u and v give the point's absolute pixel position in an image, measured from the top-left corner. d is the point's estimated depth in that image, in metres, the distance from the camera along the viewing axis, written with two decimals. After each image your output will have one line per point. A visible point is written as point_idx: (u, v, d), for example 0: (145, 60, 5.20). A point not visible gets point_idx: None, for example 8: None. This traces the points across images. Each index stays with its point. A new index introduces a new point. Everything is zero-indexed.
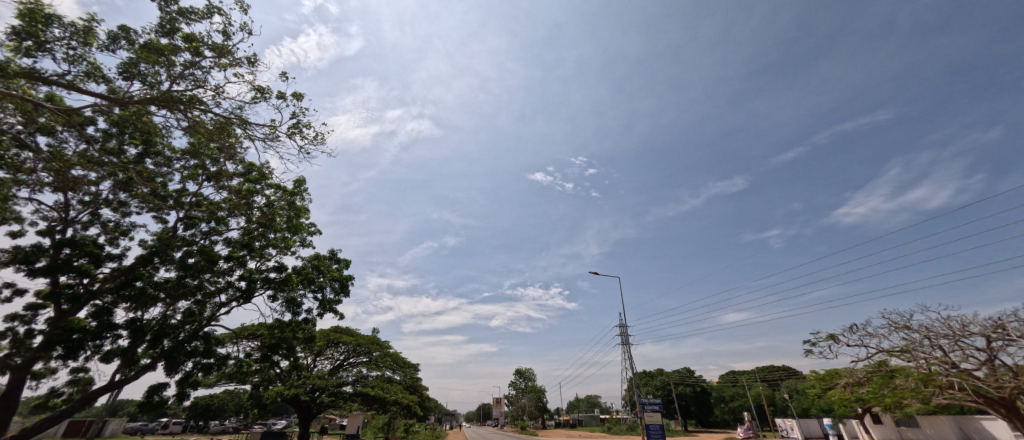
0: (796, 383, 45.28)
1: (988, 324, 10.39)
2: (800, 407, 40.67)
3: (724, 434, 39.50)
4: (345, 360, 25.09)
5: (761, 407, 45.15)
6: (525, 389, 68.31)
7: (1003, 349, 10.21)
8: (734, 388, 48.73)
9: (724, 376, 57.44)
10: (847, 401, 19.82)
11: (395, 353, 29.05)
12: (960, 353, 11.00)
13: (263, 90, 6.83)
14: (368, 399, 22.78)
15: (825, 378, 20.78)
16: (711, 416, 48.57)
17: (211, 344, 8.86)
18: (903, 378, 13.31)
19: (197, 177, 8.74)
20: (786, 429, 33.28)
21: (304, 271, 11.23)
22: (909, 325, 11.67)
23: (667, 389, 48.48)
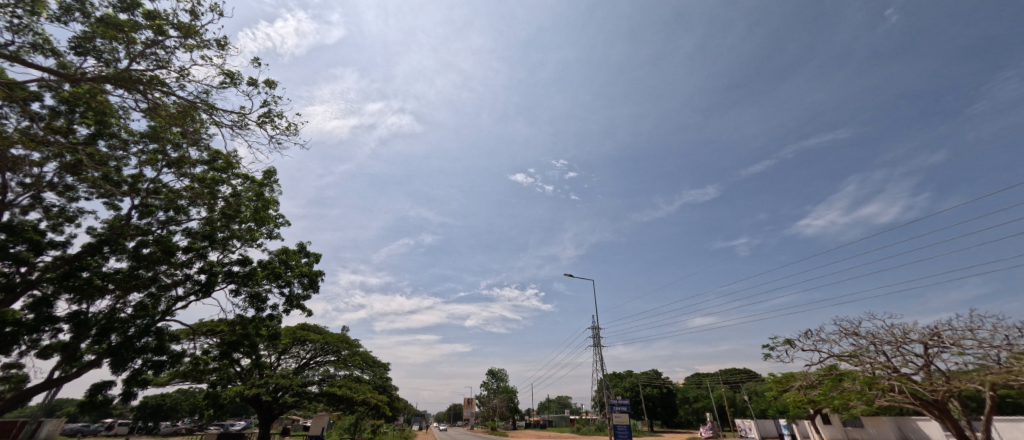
0: (756, 385, 47.53)
1: (925, 332, 11.25)
2: (759, 408, 42.71)
3: (687, 434, 41.00)
4: (312, 359, 24.32)
5: (722, 408, 47.15)
6: (498, 390, 68.34)
7: (938, 356, 11.08)
8: (698, 389, 50.69)
9: (689, 379, 59.62)
10: (799, 402, 21.07)
11: (364, 352, 28.45)
12: (901, 359, 11.86)
13: (232, 75, 6.54)
14: (335, 399, 22.23)
15: (782, 381, 21.93)
16: (675, 416, 50.09)
17: (164, 340, 8.37)
18: (849, 382, 14.15)
19: (156, 162, 8.26)
20: (745, 429, 34.89)
21: (271, 265, 10.80)
22: (857, 332, 12.50)
23: (634, 390, 50.04)
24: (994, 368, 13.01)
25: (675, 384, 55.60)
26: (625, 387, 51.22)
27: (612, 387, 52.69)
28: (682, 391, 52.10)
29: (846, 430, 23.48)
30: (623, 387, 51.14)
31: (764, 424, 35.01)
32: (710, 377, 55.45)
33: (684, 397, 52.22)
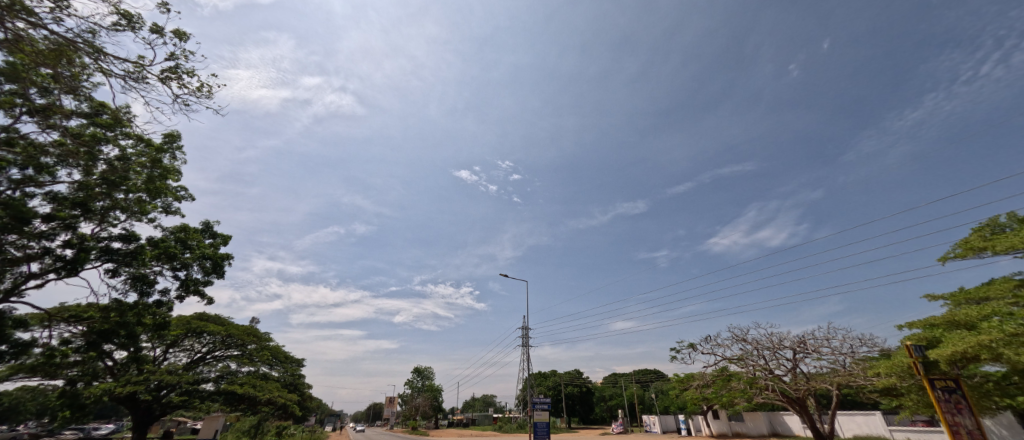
0: (663, 385, 52.18)
1: (795, 339, 13.26)
2: (664, 405, 46.80)
3: (600, 430, 43.66)
4: (208, 353, 21.70)
5: (633, 405, 50.99)
6: (422, 388, 66.76)
7: (802, 360, 13.14)
8: (613, 388, 54.28)
9: (607, 378, 63.57)
10: (695, 398, 23.48)
11: (275, 347, 26.13)
12: (775, 361, 13.86)
13: (129, 16, 5.62)
14: (233, 398, 20.08)
15: (683, 380, 24.38)
16: (591, 413, 52.87)
17: (4, 327, 6.93)
18: (736, 382, 16.12)
19: (11, 106, 6.79)
20: (649, 424, 38.26)
21: (164, 244, 9.48)
22: (744, 337, 14.36)
23: (556, 389, 52.01)
24: (841, 369, 15.78)
25: (594, 383, 58.94)
26: (547, 386, 53.05)
27: (536, 386, 54.29)
28: (600, 390, 55.38)
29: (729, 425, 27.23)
30: (546, 386, 52.95)
31: (666, 419, 38.58)
32: (624, 377, 59.66)
33: (600, 395, 55.50)
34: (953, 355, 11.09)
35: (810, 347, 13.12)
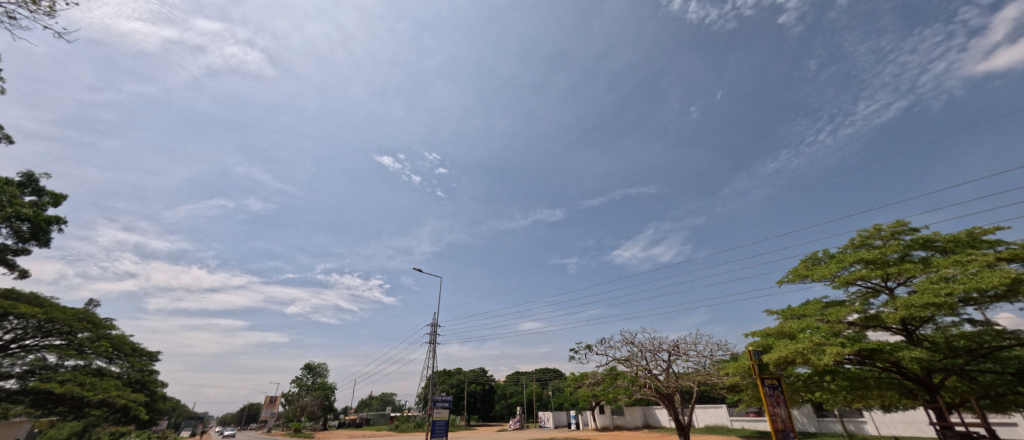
0: (560, 383, 55.85)
1: (671, 343, 15.36)
2: (559, 402, 50.00)
3: (497, 427, 44.91)
4: (17, 342, 17.29)
5: (530, 403, 53.56)
6: (313, 386, 61.47)
7: (674, 361, 15.25)
8: (514, 386, 56.36)
9: (509, 376, 65.76)
10: (586, 395, 25.58)
11: (119, 337, 21.97)
12: (654, 362, 15.85)
13: None
14: (49, 399, 16.45)
15: (577, 379, 26.38)
16: (491, 411, 54.00)
17: None
18: (622, 379, 18.47)
19: None
20: (543, 420, 40.71)
21: None
22: (632, 341, 16.14)
23: (459, 387, 52.10)
24: (701, 370, 18.30)
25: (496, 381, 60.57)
26: (450, 384, 52.82)
27: (439, 383, 53.73)
28: (500, 388, 56.98)
29: (612, 419, 33.35)
30: (449, 384, 52.74)
31: (559, 415, 41.32)
32: (525, 376, 62.37)
33: (501, 393, 57.12)
34: (784, 358, 13.93)
35: (681, 351, 15.57)
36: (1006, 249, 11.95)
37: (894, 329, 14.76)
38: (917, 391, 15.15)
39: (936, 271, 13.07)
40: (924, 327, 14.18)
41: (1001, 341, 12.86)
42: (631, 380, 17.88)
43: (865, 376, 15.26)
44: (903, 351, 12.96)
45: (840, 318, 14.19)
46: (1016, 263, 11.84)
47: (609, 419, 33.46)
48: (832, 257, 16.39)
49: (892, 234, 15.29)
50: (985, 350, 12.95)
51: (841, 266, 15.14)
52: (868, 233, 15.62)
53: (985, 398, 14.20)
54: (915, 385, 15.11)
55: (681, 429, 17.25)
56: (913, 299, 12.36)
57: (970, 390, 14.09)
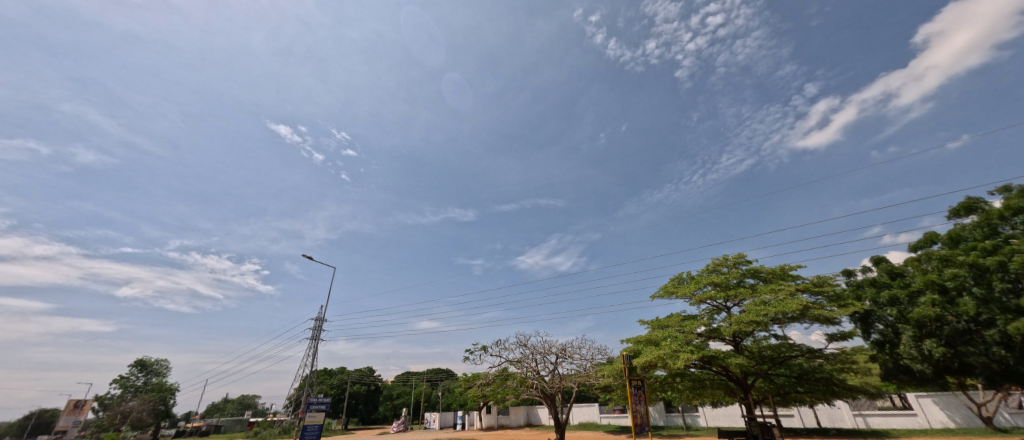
0: (450, 383, 56.22)
1: (558, 347, 17.06)
2: (447, 402, 50.50)
3: (377, 430, 43.36)
4: None
5: (418, 403, 53.07)
6: None
7: (559, 363, 16.93)
8: (402, 387, 55.18)
9: (399, 376, 64.27)
10: (475, 396, 26.50)
11: None
12: (542, 364, 17.37)
13: None
14: None
15: (469, 380, 27.19)
16: (373, 413, 51.79)
17: None
18: (511, 380, 20.23)
19: None
20: (429, 421, 41.07)
21: None
22: (525, 344, 17.46)
23: (341, 387, 49.08)
24: (581, 372, 19.89)
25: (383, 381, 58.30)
26: (331, 384, 49.60)
27: (318, 384, 50.36)
28: (387, 389, 54.96)
29: (497, 418, 35.32)
30: (329, 384, 49.20)
31: (445, 416, 41.65)
32: (416, 376, 61.31)
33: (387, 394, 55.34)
34: (649, 361, 16.43)
35: (567, 354, 17.39)
36: (802, 282, 15.89)
37: (726, 339, 18.04)
38: (736, 390, 18.94)
39: (758, 295, 16.75)
40: (746, 339, 17.65)
41: (792, 352, 17.03)
42: (520, 381, 19.78)
43: (703, 377, 18.65)
44: (731, 358, 16.29)
45: (692, 329, 17.10)
46: (807, 293, 15.82)
47: (494, 419, 35.31)
48: (692, 278, 19.80)
49: (734, 263, 19.14)
50: (782, 359, 17.02)
51: (698, 286, 18.42)
52: (718, 261, 19.33)
53: (776, 395, 18.56)
54: (735, 386, 18.75)
55: (558, 428, 19.07)
56: (743, 317, 15.63)
57: (769, 388, 18.27)
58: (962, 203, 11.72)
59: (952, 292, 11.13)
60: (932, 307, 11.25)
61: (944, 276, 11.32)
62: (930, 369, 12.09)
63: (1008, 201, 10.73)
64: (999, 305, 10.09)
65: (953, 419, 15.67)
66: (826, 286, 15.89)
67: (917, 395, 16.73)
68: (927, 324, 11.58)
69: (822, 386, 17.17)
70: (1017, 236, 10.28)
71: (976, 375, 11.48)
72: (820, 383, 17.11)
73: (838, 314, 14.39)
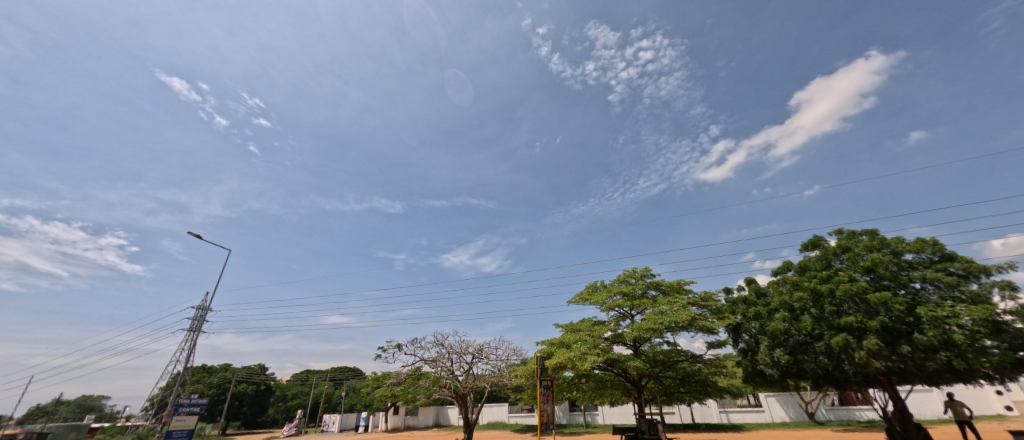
0: (356, 383, 53.40)
1: (475, 347, 17.56)
2: (349, 403, 47.98)
3: (264, 435, 39.40)
4: None
5: (316, 404, 49.50)
6: None
7: (474, 363, 17.40)
8: (299, 387, 51.00)
9: (297, 375, 59.39)
10: (383, 395, 25.72)
11: None
12: (457, 363, 17.68)
13: None
14: None
15: (377, 379, 26.25)
16: (261, 416, 46.76)
17: None
18: (423, 380, 20.09)
19: None
20: (328, 423, 38.85)
21: None
22: (443, 343, 17.57)
23: (222, 387, 43.61)
24: (495, 372, 20.41)
25: (277, 380, 52.93)
26: (210, 384, 43.75)
27: (191, 384, 43.96)
28: (281, 389, 50.16)
29: (404, 419, 34.65)
30: (207, 383, 43.43)
31: (346, 418, 39.69)
32: (317, 375, 57.05)
33: (280, 395, 50.72)
34: (560, 362, 17.52)
35: (483, 354, 17.83)
36: (692, 296, 18.28)
37: (628, 344, 19.85)
38: (631, 390, 20.92)
39: (657, 306, 18.86)
40: (644, 344, 19.61)
41: (679, 357, 19.44)
42: (432, 381, 19.73)
43: (605, 378, 20.32)
44: (630, 361, 18.08)
45: (600, 333, 18.57)
46: (695, 306, 18.24)
47: (401, 420, 34.55)
48: (605, 287, 21.55)
49: (641, 276, 21.28)
50: (671, 363, 19.33)
51: (608, 295, 20.13)
52: (628, 273, 21.32)
53: (664, 394, 20.86)
54: (630, 386, 20.66)
55: (467, 427, 19.35)
56: (644, 324, 17.46)
57: (659, 388, 20.51)
58: (811, 239, 14.50)
59: (798, 310, 13.61)
60: (784, 322, 13.65)
61: (794, 297, 13.74)
62: (777, 373, 14.55)
63: (840, 241, 13.60)
64: (827, 323, 12.66)
65: (788, 414, 19.36)
66: (710, 301, 18.47)
67: (766, 395, 20.33)
68: (778, 336, 14.02)
69: (699, 387, 19.86)
70: (843, 269, 13.10)
71: (807, 378, 14.20)
72: (698, 384, 19.78)
73: (717, 325, 16.88)
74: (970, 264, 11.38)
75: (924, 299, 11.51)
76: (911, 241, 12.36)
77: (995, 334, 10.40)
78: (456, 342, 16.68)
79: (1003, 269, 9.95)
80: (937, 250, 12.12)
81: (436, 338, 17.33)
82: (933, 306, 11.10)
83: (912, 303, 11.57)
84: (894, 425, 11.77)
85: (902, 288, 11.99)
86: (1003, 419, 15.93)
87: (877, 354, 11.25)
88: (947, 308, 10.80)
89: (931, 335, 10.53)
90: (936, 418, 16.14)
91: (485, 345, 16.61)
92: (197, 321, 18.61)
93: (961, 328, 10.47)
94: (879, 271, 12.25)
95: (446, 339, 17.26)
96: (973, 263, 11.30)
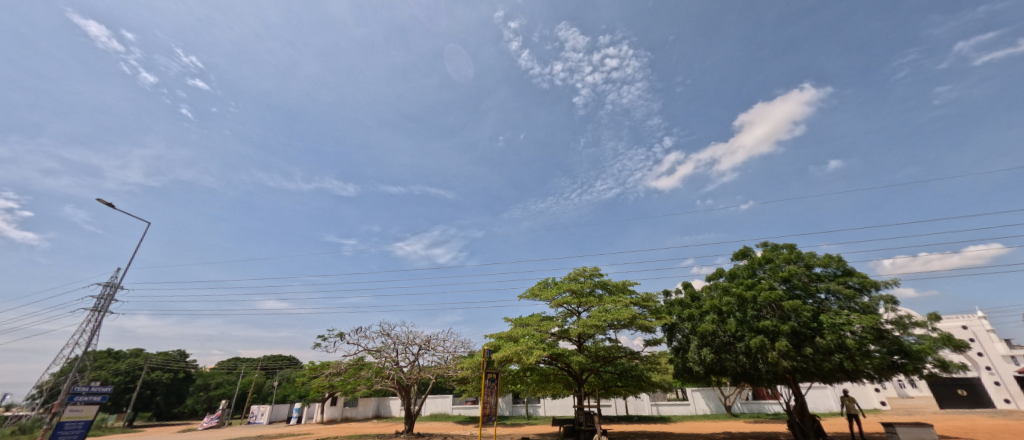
0: (290, 373, 50.73)
1: (422, 338, 17.49)
2: (282, 393, 45.65)
3: (181, 427, 36.39)
4: None
5: (243, 394, 46.57)
6: None
7: (419, 355, 17.35)
8: (225, 376, 47.63)
9: (222, 363, 55.31)
10: (320, 386, 24.87)
11: None
12: (402, 354, 17.54)
13: None
14: None
15: (315, 369, 25.25)
16: (177, 406, 43.06)
17: None
18: (366, 370, 19.69)
19: None
20: (256, 415, 36.82)
21: None
22: (389, 333, 17.30)
23: (131, 375, 39.58)
24: (441, 364, 20.41)
25: (199, 368, 48.78)
26: (117, 370, 39.38)
27: (93, 370, 39.43)
28: (202, 378, 46.47)
29: (342, 411, 33.56)
30: (112, 371, 39.16)
31: (277, 410, 37.83)
32: (247, 363, 53.42)
33: (201, 384, 47.00)
34: (506, 356, 17.92)
35: (430, 346, 17.80)
36: (635, 297, 19.41)
37: (572, 339, 20.65)
38: (572, 384, 21.82)
39: (602, 304, 19.83)
40: (587, 340, 20.52)
41: (619, 353, 20.57)
42: (375, 372, 19.36)
43: (549, 372, 21.02)
44: (574, 356, 18.87)
45: (547, 329, 19.18)
46: (637, 306, 19.40)
47: (338, 411, 33.41)
48: (555, 284, 22.24)
49: (590, 275, 22.20)
50: (610, 358, 20.41)
51: (558, 292, 20.83)
52: (578, 271, 22.15)
53: (602, 388, 21.98)
54: (572, 380, 21.53)
55: (409, 419, 19.26)
56: (589, 321, 18.29)
57: (598, 382, 21.58)
58: (741, 249, 15.94)
59: (724, 313, 14.91)
60: (712, 324, 14.92)
61: (722, 302, 15.04)
62: (702, 370, 15.88)
63: (765, 253, 15.10)
64: (747, 326, 14.06)
65: (709, 407, 21.35)
66: (650, 301, 19.71)
67: (692, 389, 22.19)
68: (706, 336, 15.31)
69: (634, 381, 21.19)
70: (765, 278, 14.56)
71: (727, 375, 15.69)
72: (634, 379, 21.09)
73: (654, 324, 18.09)
74: (865, 279, 13.19)
75: (827, 307, 13.15)
76: (821, 256, 14.02)
77: (878, 340, 12.16)
78: (403, 333, 16.54)
79: (888, 285, 11.63)
80: (840, 265, 13.87)
81: (381, 329, 17.02)
82: (833, 313, 12.72)
83: (817, 311, 13.17)
84: (793, 417, 13.38)
85: (810, 297, 13.61)
86: (879, 413, 18.63)
87: (785, 355, 12.70)
88: (844, 316, 12.43)
89: (829, 339, 12.06)
90: (828, 412, 18.51)
91: (432, 337, 16.76)
92: (103, 302, 16.65)
93: (853, 334, 12.11)
94: (794, 281, 13.81)
95: (392, 330, 17.03)
96: (866, 278, 13.11)
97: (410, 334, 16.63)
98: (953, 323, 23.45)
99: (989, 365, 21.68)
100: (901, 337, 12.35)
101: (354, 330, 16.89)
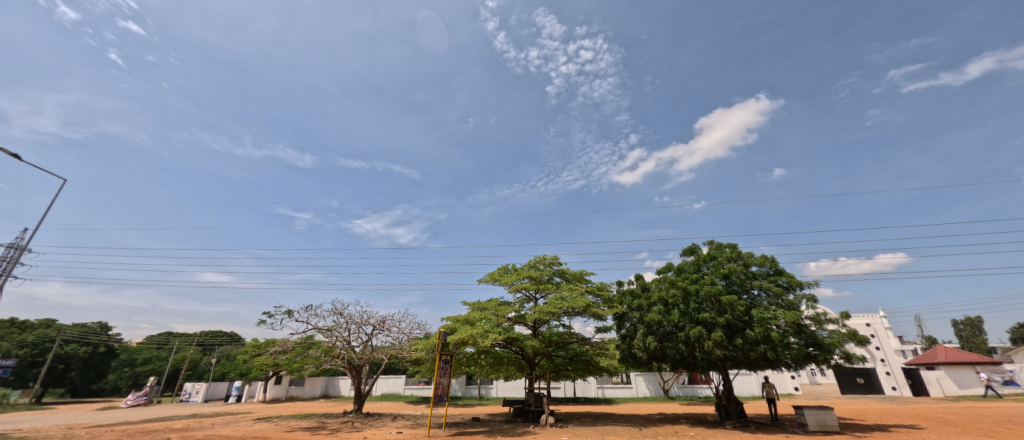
0: (230, 350, 48.27)
1: (376, 319, 17.27)
2: (220, 371, 43.50)
3: (101, 405, 33.86)
4: None
5: (176, 370, 43.94)
6: None
7: (373, 335, 17.21)
8: (155, 351, 44.52)
9: (152, 337, 51.60)
10: (264, 364, 24.03)
11: None
12: (356, 334, 17.38)
13: None
14: None
15: (259, 346, 24.29)
16: (96, 383, 39.82)
17: None
18: (314, 349, 19.14)
19: None
20: (190, 393, 34.84)
21: None
22: (341, 312, 16.93)
23: (42, 347, 36.00)
24: (395, 345, 20.32)
25: (123, 342, 45.06)
26: (22, 341, 35.53)
27: None
28: (128, 353, 43.23)
29: (287, 390, 32.57)
30: (17, 342, 35.41)
31: (214, 388, 36.02)
32: (180, 338, 50.05)
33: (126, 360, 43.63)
34: (462, 339, 18.10)
35: (384, 326, 17.63)
36: (590, 286, 20.22)
37: (528, 324, 21.22)
38: (524, 367, 22.55)
39: (559, 291, 20.52)
40: (542, 325, 21.19)
41: (571, 339, 21.42)
42: (324, 351, 18.91)
43: (503, 355, 21.60)
44: (528, 340, 19.46)
45: (504, 314, 19.60)
46: (591, 294, 20.28)
47: (283, 390, 32.38)
48: (515, 270, 22.66)
49: (549, 263, 22.79)
50: (563, 343, 21.24)
51: (517, 278, 21.24)
52: (538, 259, 22.65)
53: (553, 371, 22.89)
54: (524, 363, 22.20)
55: (358, 398, 19.08)
56: (546, 307, 18.89)
57: (549, 365, 22.44)
58: (689, 246, 17.05)
59: (670, 305, 15.93)
60: (658, 314, 15.87)
61: (669, 294, 16.05)
62: (646, 356, 16.94)
63: (710, 250, 16.24)
64: (689, 317, 15.15)
65: (649, 390, 22.98)
66: (604, 290, 20.66)
67: (635, 374, 23.70)
68: (651, 325, 16.29)
69: (583, 365, 22.27)
70: (708, 274, 15.71)
71: (667, 361, 16.89)
72: (583, 363, 22.13)
73: (605, 312, 19.02)
74: (792, 279, 14.63)
75: (759, 302, 14.46)
76: (758, 256, 15.30)
77: (798, 333, 13.60)
78: (357, 313, 16.29)
79: (811, 286, 12.95)
80: (773, 265, 15.24)
81: (334, 308, 16.59)
82: (763, 308, 14.01)
83: (749, 305, 14.44)
84: (721, 400, 14.72)
85: (745, 293, 14.88)
86: (792, 397, 20.95)
87: (719, 344, 13.83)
88: (772, 311, 13.73)
89: (758, 332, 13.31)
90: (750, 396, 20.54)
91: (387, 318, 16.69)
92: (7, 266, 14.85)
93: (777, 327, 13.44)
94: (732, 278, 15.04)
95: (345, 309, 16.67)
96: (793, 278, 14.55)
97: (365, 314, 16.43)
98: (859, 321, 26.66)
99: (883, 357, 24.89)
100: (816, 332, 13.88)
101: (304, 308, 16.33)
